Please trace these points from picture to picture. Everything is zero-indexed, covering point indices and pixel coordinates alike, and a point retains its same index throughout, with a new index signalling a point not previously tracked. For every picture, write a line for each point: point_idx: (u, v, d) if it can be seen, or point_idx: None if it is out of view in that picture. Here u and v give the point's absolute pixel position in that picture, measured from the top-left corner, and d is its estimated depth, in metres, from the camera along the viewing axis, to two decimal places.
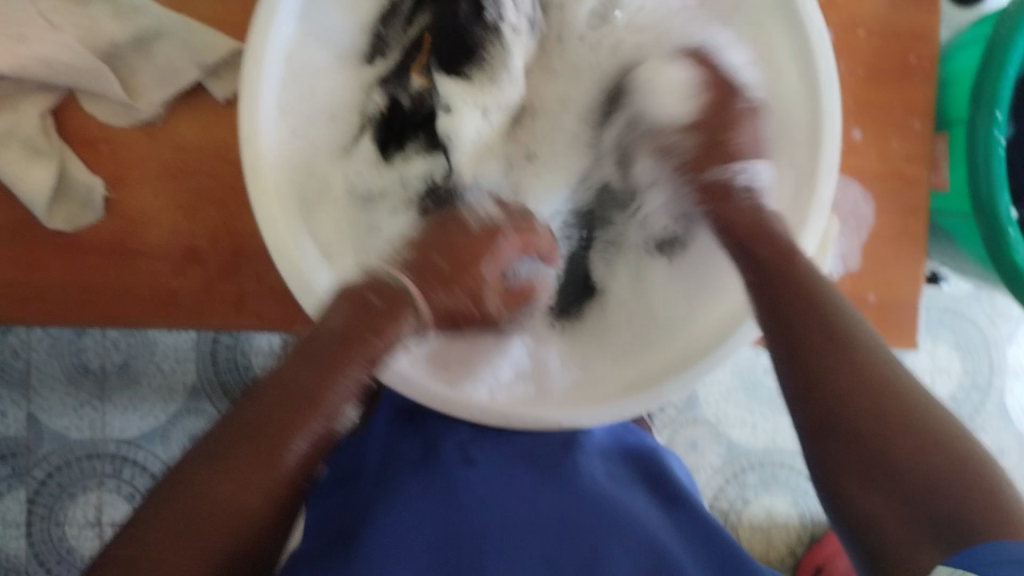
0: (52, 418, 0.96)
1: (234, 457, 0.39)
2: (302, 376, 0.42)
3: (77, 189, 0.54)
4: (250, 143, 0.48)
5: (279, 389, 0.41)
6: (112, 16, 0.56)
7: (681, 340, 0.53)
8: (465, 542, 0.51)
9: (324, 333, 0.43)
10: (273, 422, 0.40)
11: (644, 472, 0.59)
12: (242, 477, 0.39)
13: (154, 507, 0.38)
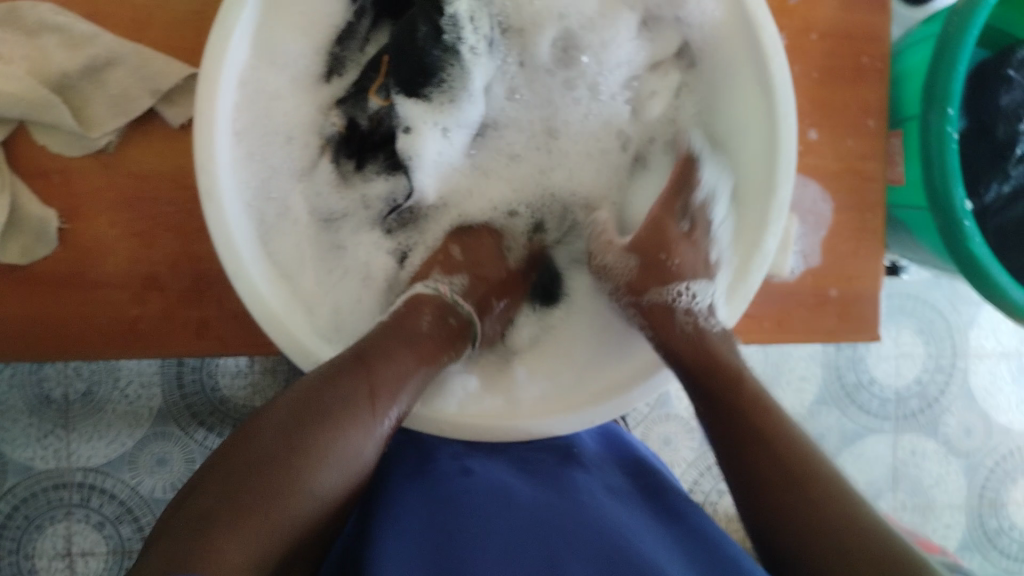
0: (15, 450, 0.93)
1: (356, 400, 0.43)
2: (402, 354, 0.47)
3: (31, 222, 0.53)
4: (203, 170, 0.47)
5: (351, 383, 0.43)
6: (61, 46, 0.54)
7: (631, 358, 0.53)
8: (453, 536, 0.49)
9: (412, 329, 0.49)
10: (386, 381, 0.45)
11: (649, 487, 0.58)
12: (361, 420, 0.43)
13: (287, 425, 0.40)
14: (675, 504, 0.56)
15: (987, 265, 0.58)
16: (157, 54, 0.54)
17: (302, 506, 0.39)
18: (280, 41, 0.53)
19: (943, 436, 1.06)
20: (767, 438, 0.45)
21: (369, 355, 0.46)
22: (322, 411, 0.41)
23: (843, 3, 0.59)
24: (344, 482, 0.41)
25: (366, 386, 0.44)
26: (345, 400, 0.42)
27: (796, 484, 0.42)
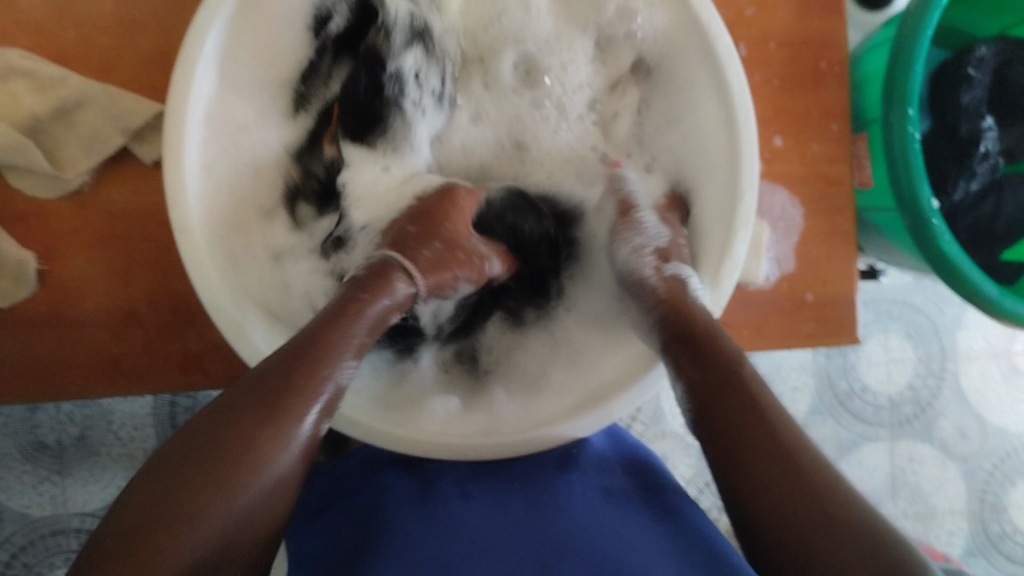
0: (10, 499, 0.93)
1: (247, 410, 0.38)
2: (302, 344, 0.42)
3: (8, 265, 0.53)
4: (176, 206, 0.48)
5: (245, 400, 0.38)
6: (33, 91, 0.55)
7: (603, 373, 0.54)
8: (446, 551, 0.51)
9: (318, 316, 0.44)
10: (282, 376, 0.40)
11: (644, 482, 0.59)
12: (260, 426, 0.37)
13: (159, 468, 0.36)
14: (671, 503, 0.56)
15: (958, 261, 0.59)
16: (127, 94, 0.55)
17: (228, 521, 0.35)
18: (244, 77, 0.54)
19: (939, 441, 1.05)
20: (757, 417, 0.41)
21: (291, 345, 0.41)
22: (233, 417, 0.37)
23: (798, 12, 0.60)
24: (277, 484, 0.37)
25: (287, 380, 0.39)
26: (262, 399, 0.38)
27: (792, 490, 0.38)
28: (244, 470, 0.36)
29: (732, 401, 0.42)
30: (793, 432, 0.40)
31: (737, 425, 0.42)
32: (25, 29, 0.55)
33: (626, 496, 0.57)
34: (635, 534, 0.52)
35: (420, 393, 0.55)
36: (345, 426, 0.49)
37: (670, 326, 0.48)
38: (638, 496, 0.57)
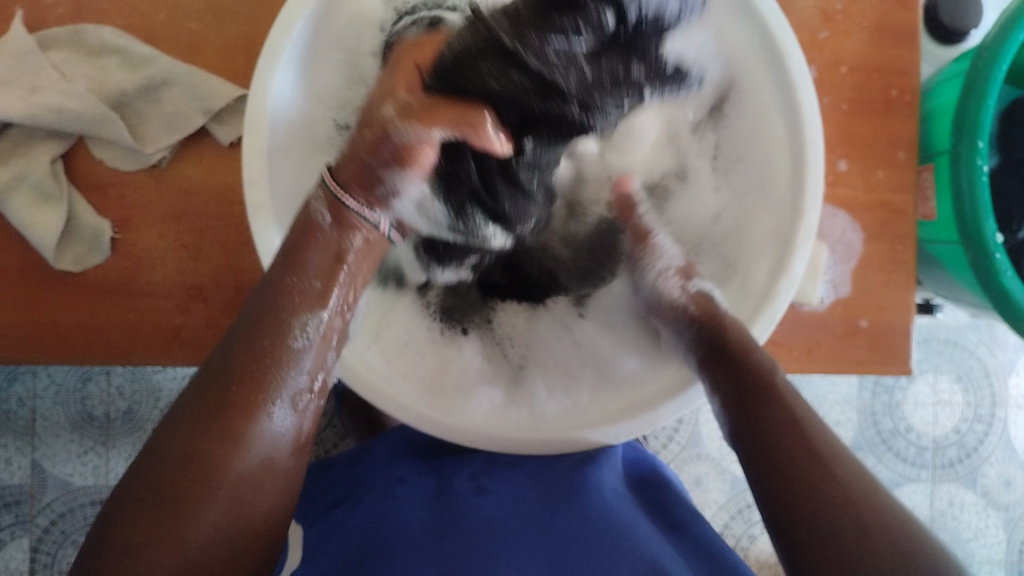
0: (56, 465, 0.96)
1: (211, 417, 0.41)
2: (252, 335, 0.44)
3: (85, 232, 0.56)
4: (255, 183, 0.50)
5: (208, 411, 0.41)
6: (122, 67, 0.57)
7: (642, 388, 0.54)
8: (470, 533, 0.53)
9: (257, 294, 0.46)
10: (238, 377, 0.43)
11: (653, 500, 0.61)
12: (228, 431, 0.41)
13: (136, 483, 0.39)
14: (682, 516, 0.58)
15: (1018, 297, 0.58)
16: (210, 75, 0.57)
17: (216, 528, 0.39)
18: (324, 77, 0.56)
19: (982, 488, 1.03)
20: (788, 429, 0.44)
21: (245, 327, 0.44)
22: (199, 421, 0.41)
23: (872, 38, 0.60)
24: (254, 480, 0.41)
25: (242, 371, 0.43)
26: (223, 395, 0.42)
27: (809, 491, 0.41)
28: (212, 468, 0.40)
29: (755, 416, 0.46)
30: (820, 441, 0.43)
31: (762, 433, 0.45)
32: (119, 8, 0.57)
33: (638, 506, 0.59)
34: (642, 531, 0.54)
35: (464, 382, 0.55)
36: (393, 409, 0.50)
37: (706, 339, 0.50)
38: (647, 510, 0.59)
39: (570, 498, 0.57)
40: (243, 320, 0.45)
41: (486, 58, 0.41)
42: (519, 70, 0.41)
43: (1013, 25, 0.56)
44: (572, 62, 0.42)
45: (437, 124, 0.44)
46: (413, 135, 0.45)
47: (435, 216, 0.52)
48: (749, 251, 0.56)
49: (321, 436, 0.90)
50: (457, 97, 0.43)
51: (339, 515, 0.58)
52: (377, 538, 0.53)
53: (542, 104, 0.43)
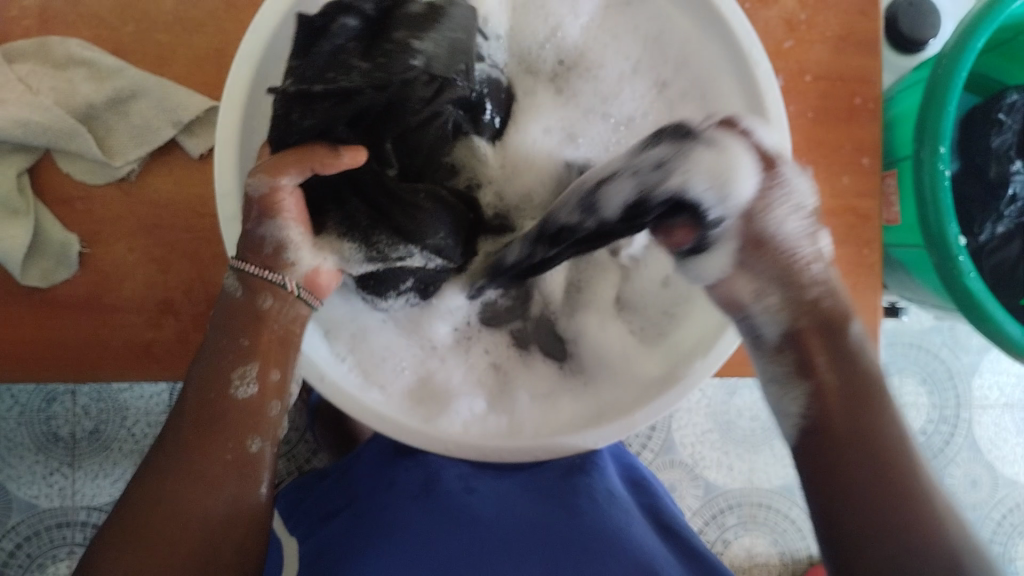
0: (21, 488, 0.94)
1: (175, 471, 0.42)
2: (204, 390, 0.44)
3: (53, 247, 0.55)
4: (228, 197, 0.49)
5: (173, 465, 0.42)
6: (87, 78, 0.56)
7: (607, 396, 0.54)
8: (466, 535, 0.56)
9: (206, 351, 0.45)
10: (196, 432, 0.43)
11: (646, 506, 0.64)
12: (192, 484, 0.42)
13: (114, 535, 0.41)
14: (673, 527, 0.61)
15: (982, 299, 0.59)
16: (179, 87, 0.56)
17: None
18: None
19: (950, 488, 1.05)
20: (867, 424, 0.38)
21: (199, 380, 0.45)
22: (163, 477, 0.42)
23: (835, 47, 0.62)
24: (222, 528, 0.42)
25: (204, 420, 0.44)
26: (188, 445, 0.43)
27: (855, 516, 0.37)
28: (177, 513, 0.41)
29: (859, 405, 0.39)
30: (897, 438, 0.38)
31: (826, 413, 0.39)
32: (85, 20, 0.56)
33: (633, 509, 0.62)
34: (633, 533, 0.57)
35: (446, 390, 0.55)
36: (371, 419, 0.50)
37: (814, 311, 0.39)
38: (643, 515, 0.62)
39: (557, 509, 0.59)
40: (203, 362, 0.45)
41: (294, 110, 0.44)
42: (320, 97, 0.43)
43: (971, 33, 0.58)
44: (343, 68, 0.44)
45: (289, 169, 0.45)
46: (265, 187, 0.45)
47: (347, 252, 0.49)
48: None
49: (293, 451, 0.90)
50: (304, 148, 0.45)
51: (333, 531, 0.60)
52: (368, 552, 0.54)
53: (355, 104, 0.44)
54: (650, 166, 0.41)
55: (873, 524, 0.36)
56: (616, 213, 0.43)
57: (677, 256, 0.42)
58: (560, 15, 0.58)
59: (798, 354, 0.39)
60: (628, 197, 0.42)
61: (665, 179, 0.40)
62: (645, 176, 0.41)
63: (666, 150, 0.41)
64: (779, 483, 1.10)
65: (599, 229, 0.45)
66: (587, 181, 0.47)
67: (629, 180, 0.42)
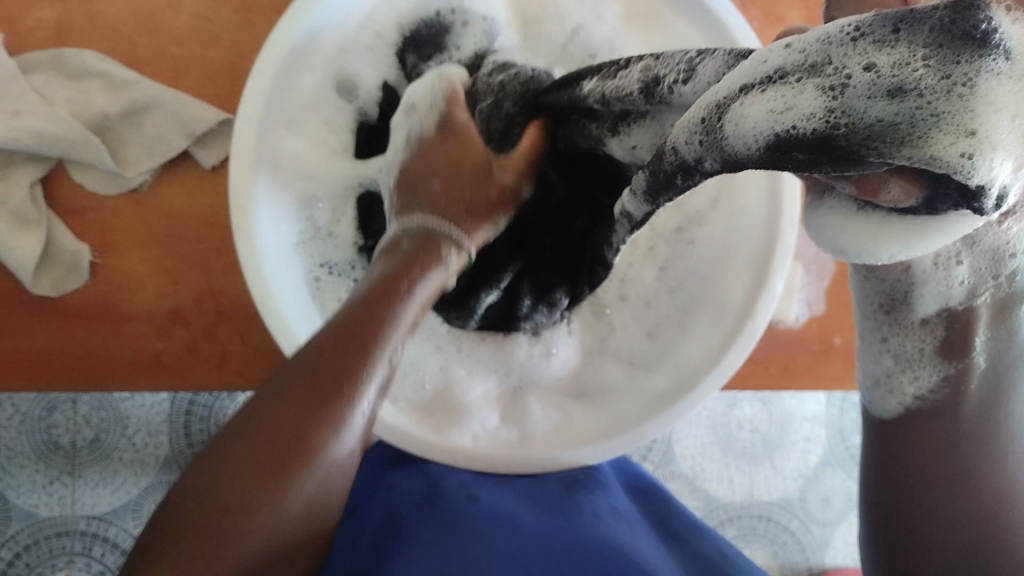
0: (20, 497, 0.93)
1: (324, 383, 0.34)
2: (373, 312, 0.38)
3: (64, 256, 0.55)
4: (239, 186, 0.48)
5: (325, 370, 0.35)
6: (103, 89, 0.57)
7: (618, 410, 0.54)
8: (469, 536, 0.57)
9: (378, 281, 0.40)
10: (355, 352, 0.36)
11: (652, 517, 0.65)
12: (328, 406, 0.34)
13: (246, 417, 0.33)
14: (676, 530, 0.63)
15: None
16: (194, 99, 0.57)
17: (268, 533, 0.31)
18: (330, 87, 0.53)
19: None
20: (947, 441, 0.40)
21: (365, 303, 0.39)
22: (314, 379, 0.34)
23: None
24: (326, 480, 0.33)
25: (316, 400, 0.34)
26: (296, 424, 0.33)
27: (899, 501, 0.42)
28: (272, 496, 0.31)
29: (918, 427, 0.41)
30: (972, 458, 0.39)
31: (942, 404, 0.39)
32: (98, 31, 0.56)
33: (638, 521, 0.63)
34: (637, 542, 0.58)
35: (461, 403, 0.54)
36: (379, 431, 0.49)
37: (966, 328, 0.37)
38: (648, 525, 0.64)
39: (559, 515, 0.60)
40: (367, 290, 0.40)
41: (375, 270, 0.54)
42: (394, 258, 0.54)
43: None
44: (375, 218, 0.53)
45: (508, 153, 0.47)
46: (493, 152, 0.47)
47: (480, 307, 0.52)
48: (714, 276, 0.56)
49: None
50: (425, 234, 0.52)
51: (345, 538, 0.60)
52: (377, 557, 0.55)
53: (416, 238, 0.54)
54: (878, 89, 0.23)
55: (915, 539, 0.41)
56: (773, 147, 0.27)
57: (859, 210, 0.29)
58: (580, 15, 0.56)
59: (948, 335, 0.38)
60: (812, 129, 0.25)
61: (925, 127, 0.23)
62: (863, 104, 0.24)
63: (922, 63, 0.23)
64: (778, 495, 1.10)
65: (731, 164, 0.30)
66: (725, 92, 0.29)
67: (815, 97, 0.25)
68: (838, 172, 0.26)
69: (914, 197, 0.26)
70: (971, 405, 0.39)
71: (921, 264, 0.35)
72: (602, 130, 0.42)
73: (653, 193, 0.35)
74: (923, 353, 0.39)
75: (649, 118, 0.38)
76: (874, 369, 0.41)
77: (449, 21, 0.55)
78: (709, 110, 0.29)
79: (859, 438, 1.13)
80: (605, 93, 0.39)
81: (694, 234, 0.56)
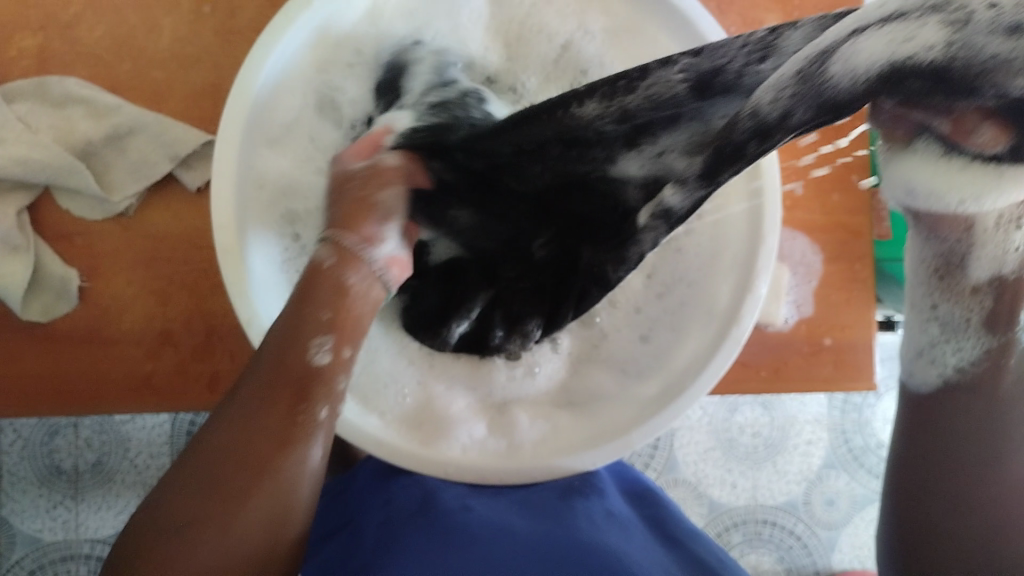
0: (24, 522, 0.94)
1: (253, 424, 0.40)
2: (298, 336, 0.41)
3: (53, 281, 0.56)
4: (221, 210, 0.49)
5: (257, 409, 0.40)
6: (86, 115, 0.57)
7: (605, 417, 0.54)
8: (463, 543, 0.57)
9: (307, 297, 0.42)
10: (286, 385, 0.41)
11: (648, 519, 0.66)
12: (257, 447, 0.39)
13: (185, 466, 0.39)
14: (673, 533, 0.63)
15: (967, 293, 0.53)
16: (177, 122, 0.57)
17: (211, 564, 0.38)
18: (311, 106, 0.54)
19: None
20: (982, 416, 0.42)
21: (293, 323, 0.41)
22: (245, 421, 0.40)
23: None
24: (263, 512, 0.39)
25: (259, 432, 0.40)
26: (239, 457, 0.39)
27: (922, 470, 0.45)
28: (206, 541, 0.38)
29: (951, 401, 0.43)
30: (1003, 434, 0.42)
31: (978, 379, 0.42)
32: (81, 58, 0.57)
33: (635, 524, 0.63)
34: (631, 547, 0.58)
35: (447, 416, 0.54)
36: (367, 445, 0.50)
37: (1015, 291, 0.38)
38: (644, 528, 0.64)
39: (554, 522, 0.60)
40: (293, 308, 0.42)
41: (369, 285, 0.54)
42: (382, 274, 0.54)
43: None
44: None
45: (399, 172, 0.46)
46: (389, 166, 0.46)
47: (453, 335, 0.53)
48: (699, 282, 0.55)
49: None
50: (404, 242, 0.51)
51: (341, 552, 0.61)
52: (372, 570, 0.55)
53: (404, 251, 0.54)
54: (998, 26, 0.25)
55: (933, 507, 0.44)
56: (885, 80, 0.28)
57: (944, 156, 0.30)
58: (568, 31, 0.56)
59: (994, 304, 0.39)
60: (932, 59, 0.26)
61: None
62: (982, 40, 0.25)
63: None
64: (783, 499, 1.10)
65: (825, 113, 0.30)
66: (830, 41, 0.30)
67: (938, 30, 0.26)
68: (947, 103, 0.27)
69: (1001, 144, 0.28)
70: (1008, 380, 0.42)
71: (984, 224, 0.34)
72: (614, 145, 0.41)
73: (710, 169, 0.37)
74: (970, 323, 0.40)
75: (681, 121, 0.38)
76: (919, 340, 0.43)
77: (411, 58, 0.54)
78: (809, 62, 0.30)
79: (863, 438, 1.13)
80: (625, 107, 0.39)
81: (681, 244, 0.56)
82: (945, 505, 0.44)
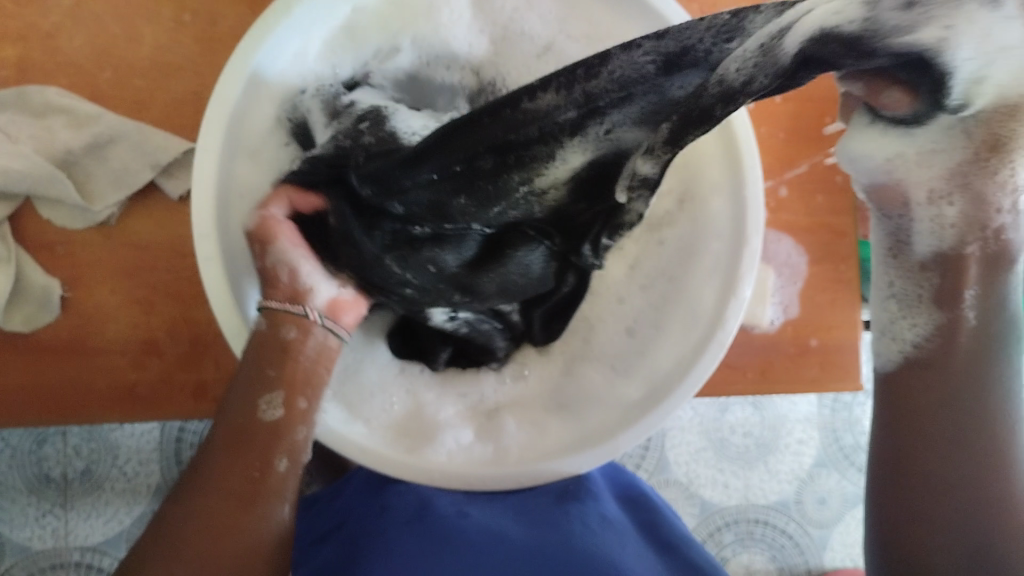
0: (13, 531, 0.93)
1: (227, 481, 0.43)
2: (255, 395, 0.45)
3: (33, 291, 0.55)
4: (200, 220, 0.48)
5: (229, 464, 0.43)
6: (66, 124, 0.57)
7: (591, 420, 0.54)
8: (452, 549, 0.56)
9: (251, 362, 0.46)
10: (253, 440, 0.44)
11: (639, 523, 0.66)
12: (234, 504, 0.42)
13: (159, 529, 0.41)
14: (666, 537, 0.63)
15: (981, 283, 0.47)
16: (159, 131, 0.57)
17: None
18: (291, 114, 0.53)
19: None
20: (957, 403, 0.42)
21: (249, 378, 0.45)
22: (218, 479, 0.43)
23: None
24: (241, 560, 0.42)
25: (229, 490, 0.43)
26: (208, 520, 0.42)
27: (898, 458, 0.44)
28: None
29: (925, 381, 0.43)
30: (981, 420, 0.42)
31: (935, 356, 0.43)
32: (61, 67, 0.57)
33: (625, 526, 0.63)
34: (621, 550, 0.58)
35: (431, 424, 0.54)
36: (349, 452, 0.49)
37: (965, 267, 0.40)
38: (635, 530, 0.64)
39: (543, 527, 0.60)
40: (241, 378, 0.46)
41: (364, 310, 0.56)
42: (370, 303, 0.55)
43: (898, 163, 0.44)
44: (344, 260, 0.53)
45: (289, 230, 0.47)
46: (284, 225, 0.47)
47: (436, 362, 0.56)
48: (683, 284, 0.55)
49: None
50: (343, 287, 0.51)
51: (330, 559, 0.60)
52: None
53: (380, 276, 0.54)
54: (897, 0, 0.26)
55: (914, 500, 0.43)
56: (805, 58, 0.29)
57: (873, 122, 0.34)
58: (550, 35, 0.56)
59: (939, 284, 0.41)
60: (855, 30, 0.27)
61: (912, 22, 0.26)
62: (888, 17, 0.26)
63: None
64: (774, 498, 1.10)
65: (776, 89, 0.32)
66: (788, 18, 0.29)
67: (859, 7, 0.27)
68: (863, 64, 0.28)
69: (907, 106, 0.31)
70: (966, 349, 0.42)
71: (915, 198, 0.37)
72: (556, 137, 0.37)
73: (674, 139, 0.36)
74: (922, 300, 0.42)
75: (636, 98, 0.35)
76: (883, 318, 0.45)
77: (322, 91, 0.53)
78: (769, 36, 0.30)
79: (853, 437, 1.13)
80: (587, 92, 0.35)
81: (664, 235, 0.57)
82: (923, 498, 0.43)
